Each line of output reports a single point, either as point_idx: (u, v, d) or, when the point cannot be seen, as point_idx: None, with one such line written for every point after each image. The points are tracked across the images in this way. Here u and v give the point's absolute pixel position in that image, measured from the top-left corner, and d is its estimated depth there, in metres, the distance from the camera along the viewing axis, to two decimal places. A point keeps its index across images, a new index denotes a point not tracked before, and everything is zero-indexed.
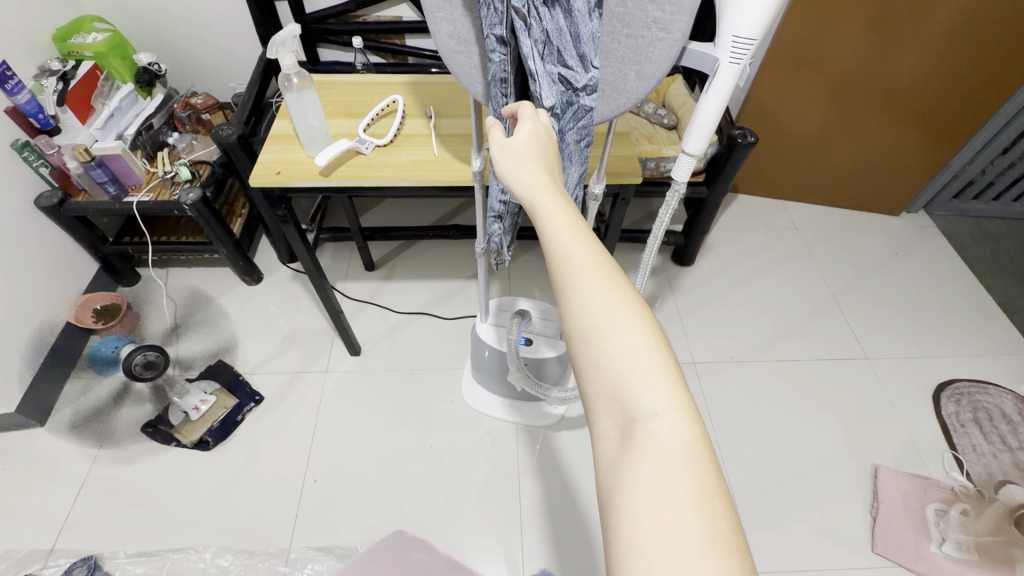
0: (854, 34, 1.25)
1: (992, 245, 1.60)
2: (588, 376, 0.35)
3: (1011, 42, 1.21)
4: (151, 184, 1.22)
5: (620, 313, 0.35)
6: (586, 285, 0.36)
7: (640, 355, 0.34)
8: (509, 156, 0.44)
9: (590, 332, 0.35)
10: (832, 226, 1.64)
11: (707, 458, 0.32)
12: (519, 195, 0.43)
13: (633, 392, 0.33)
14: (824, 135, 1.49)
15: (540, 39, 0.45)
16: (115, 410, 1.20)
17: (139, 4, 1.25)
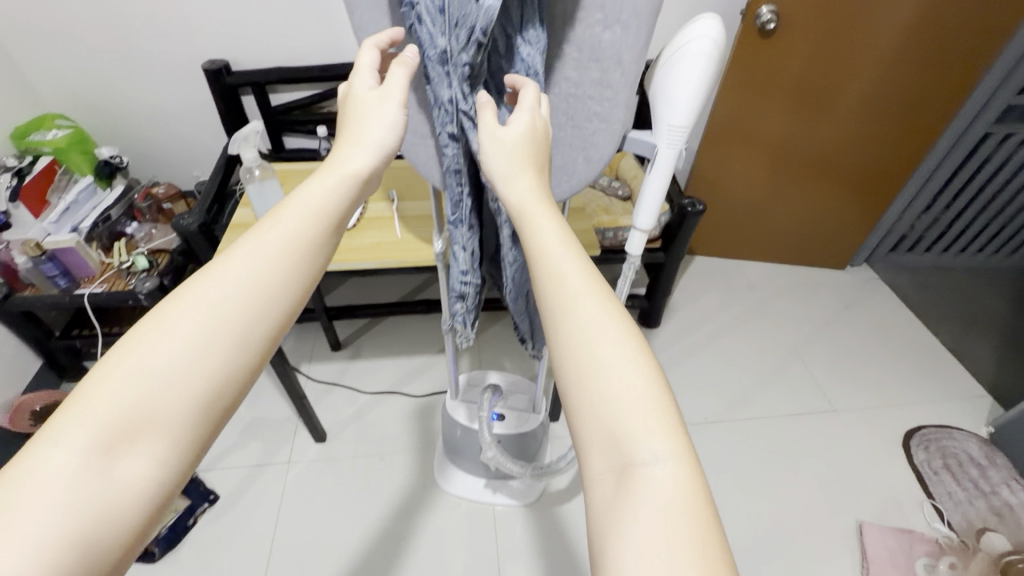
0: (779, 112, 1.38)
1: (931, 295, 1.71)
2: (577, 403, 0.34)
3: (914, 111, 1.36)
4: (105, 276, 1.17)
5: (613, 334, 0.35)
6: (581, 311, 0.36)
7: (625, 384, 0.33)
8: (499, 152, 0.43)
9: (579, 365, 0.34)
10: (785, 283, 1.72)
11: (708, 513, 0.30)
12: (507, 200, 0.42)
13: (620, 424, 0.32)
14: (765, 199, 1.60)
15: (490, 135, 0.48)
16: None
17: (103, 102, 1.28)
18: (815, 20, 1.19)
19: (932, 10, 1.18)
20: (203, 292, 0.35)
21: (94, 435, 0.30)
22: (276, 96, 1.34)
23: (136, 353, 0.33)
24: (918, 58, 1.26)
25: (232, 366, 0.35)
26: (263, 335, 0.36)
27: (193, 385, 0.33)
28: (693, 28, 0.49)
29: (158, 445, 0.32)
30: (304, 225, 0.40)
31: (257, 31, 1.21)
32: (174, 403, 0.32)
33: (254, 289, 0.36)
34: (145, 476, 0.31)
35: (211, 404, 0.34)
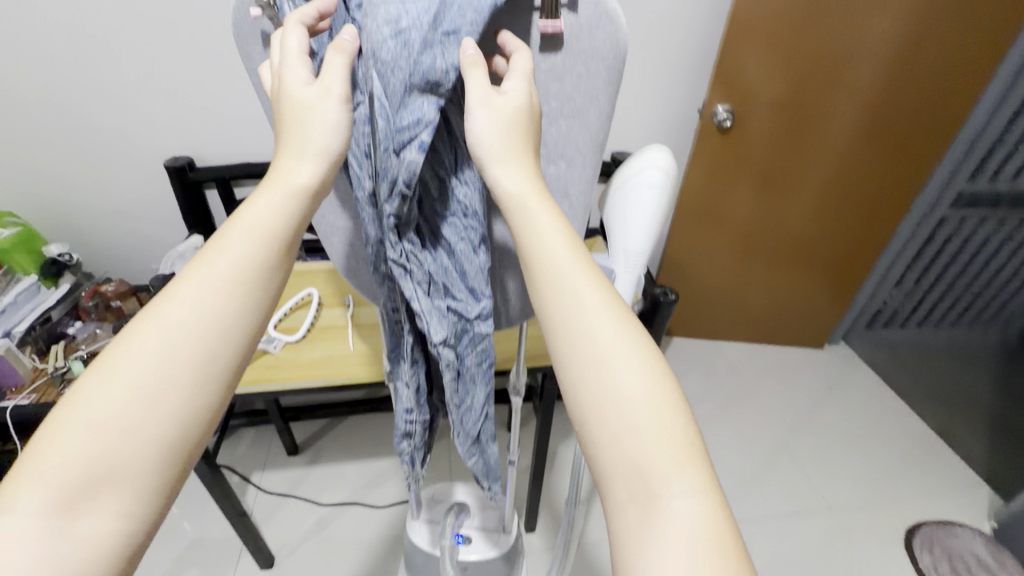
0: (746, 195, 1.39)
1: (913, 373, 1.69)
2: (593, 422, 0.33)
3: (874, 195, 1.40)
4: (35, 383, 1.07)
5: (628, 351, 0.34)
6: (597, 329, 0.34)
7: (651, 403, 0.32)
8: (490, 135, 0.37)
9: (600, 387, 0.33)
10: (766, 365, 1.69)
11: (735, 547, 0.30)
12: (502, 193, 0.38)
13: (642, 450, 0.31)
14: (739, 280, 1.59)
15: (424, 281, 0.42)
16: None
17: (59, 199, 1.25)
18: (772, 111, 1.23)
19: (879, 105, 1.24)
20: (152, 328, 0.32)
21: (51, 494, 0.28)
22: (242, 191, 1.32)
23: (84, 403, 0.29)
24: (872, 146, 1.31)
25: (193, 403, 0.31)
26: (226, 364, 0.33)
27: (151, 429, 0.30)
28: (642, 158, 0.47)
29: (123, 495, 0.29)
30: (259, 238, 0.35)
31: (225, 131, 1.22)
32: (131, 452, 0.29)
33: (212, 320, 0.33)
34: (112, 532, 0.29)
35: (173, 447, 0.31)
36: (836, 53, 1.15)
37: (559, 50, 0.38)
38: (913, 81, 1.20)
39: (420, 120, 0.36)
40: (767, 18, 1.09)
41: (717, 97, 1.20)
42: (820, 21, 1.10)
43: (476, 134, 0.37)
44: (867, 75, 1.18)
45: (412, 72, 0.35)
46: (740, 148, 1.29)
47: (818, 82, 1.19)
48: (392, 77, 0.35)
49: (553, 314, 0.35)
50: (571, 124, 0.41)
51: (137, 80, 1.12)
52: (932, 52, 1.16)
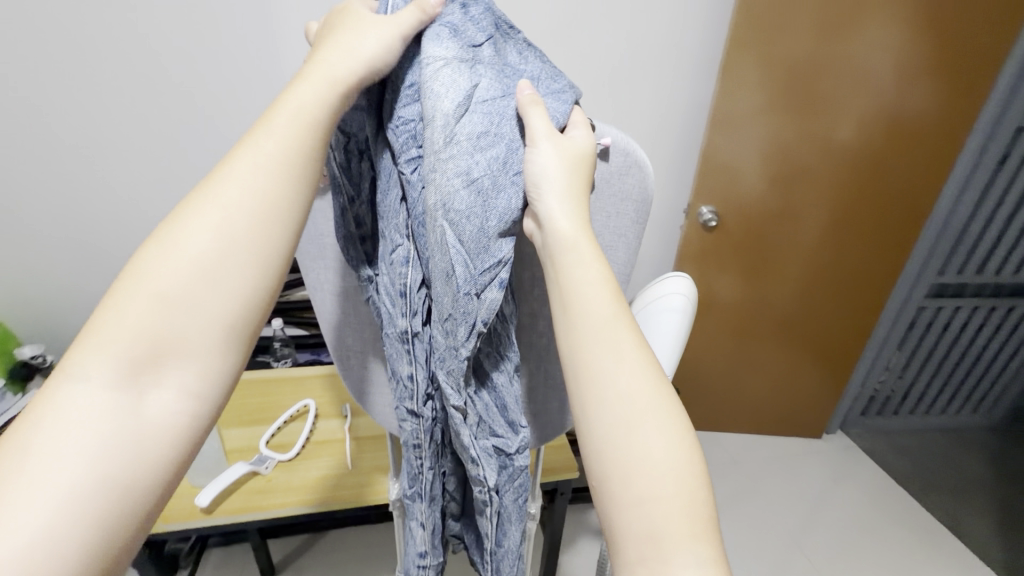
0: (734, 285, 1.43)
1: (914, 462, 1.67)
2: (609, 480, 0.35)
3: (856, 284, 1.45)
4: None
5: (654, 415, 0.36)
6: (620, 371, 0.37)
7: (670, 466, 0.34)
8: (555, 178, 0.38)
9: (621, 428, 0.35)
10: (768, 457, 1.65)
11: None
12: (553, 229, 0.38)
13: (659, 515, 0.33)
14: (733, 368, 1.59)
15: (475, 422, 0.45)
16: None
17: (39, 296, 1.21)
18: (751, 210, 1.31)
19: (850, 207, 1.32)
20: (204, 216, 0.34)
21: (119, 366, 0.32)
22: None
23: (144, 280, 0.33)
24: (847, 243, 1.38)
25: (242, 291, 0.35)
26: (272, 259, 0.36)
27: (210, 312, 0.34)
28: (664, 286, 0.50)
29: (182, 373, 0.33)
30: (293, 131, 0.37)
31: None
32: (191, 330, 0.33)
33: (258, 212, 0.35)
34: (174, 407, 0.33)
35: (227, 331, 0.35)
36: (805, 163, 1.24)
37: (591, 194, 0.41)
38: (877, 187, 1.30)
39: (500, 259, 0.39)
40: (742, 132, 1.19)
41: (700, 199, 1.28)
42: (789, 135, 1.20)
43: (542, 174, 0.38)
44: (835, 181, 1.28)
45: (486, 214, 0.37)
46: (725, 243, 1.35)
47: (790, 187, 1.28)
48: (461, 223, 0.37)
49: (591, 364, 0.37)
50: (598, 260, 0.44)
51: (137, 183, 1.12)
52: (893, 162, 1.26)
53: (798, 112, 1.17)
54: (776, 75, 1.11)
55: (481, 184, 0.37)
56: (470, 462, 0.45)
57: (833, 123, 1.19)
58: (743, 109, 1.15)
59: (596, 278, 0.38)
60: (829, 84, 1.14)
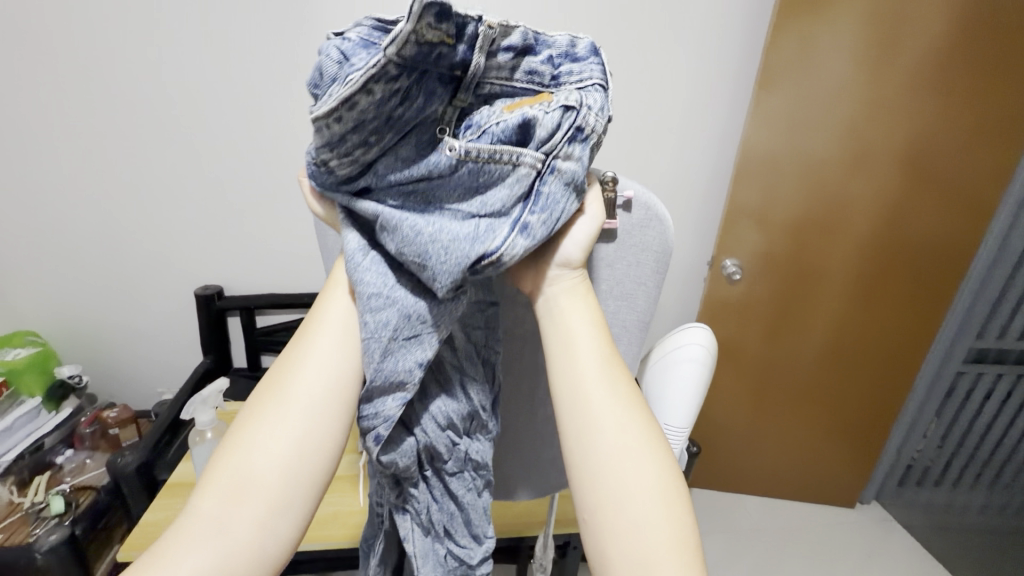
0: (756, 339, 1.40)
1: (959, 540, 1.55)
2: (603, 516, 0.40)
3: (893, 340, 1.40)
4: (6, 521, 0.99)
5: (639, 452, 0.41)
6: (614, 405, 0.42)
7: (656, 484, 0.40)
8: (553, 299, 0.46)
9: (615, 455, 0.41)
10: (796, 525, 1.56)
11: None
12: (547, 319, 0.46)
13: (647, 542, 0.39)
14: (756, 426, 1.53)
15: (426, 524, 0.53)
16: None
17: (83, 322, 1.28)
18: (772, 265, 1.30)
19: (876, 265, 1.30)
20: (290, 392, 0.47)
21: (221, 502, 0.43)
22: (263, 319, 1.34)
23: (250, 439, 0.45)
24: (870, 302, 1.35)
25: (315, 447, 0.46)
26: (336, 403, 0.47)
27: (283, 460, 0.45)
28: (684, 335, 0.51)
29: (258, 510, 0.43)
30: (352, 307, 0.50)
31: (257, 263, 1.27)
32: (273, 480, 0.44)
33: (332, 388, 0.47)
34: (252, 535, 0.43)
35: (301, 477, 0.45)
36: (826, 220, 1.24)
37: (614, 240, 0.47)
38: (906, 246, 1.28)
39: (381, 413, 0.45)
40: (767, 181, 1.20)
41: (723, 253, 1.29)
42: (811, 186, 1.21)
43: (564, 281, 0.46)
44: (861, 239, 1.27)
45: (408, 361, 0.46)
46: (749, 291, 1.34)
47: (813, 244, 1.27)
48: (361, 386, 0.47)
49: (590, 399, 0.42)
50: (617, 304, 0.48)
51: (184, 220, 1.20)
52: (920, 223, 1.25)
53: (822, 166, 1.18)
54: (800, 126, 1.14)
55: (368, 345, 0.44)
56: (414, 556, 0.53)
57: (856, 181, 1.20)
58: (768, 157, 1.17)
59: (590, 326, 0.45)
60: (855, 136, 1.15)
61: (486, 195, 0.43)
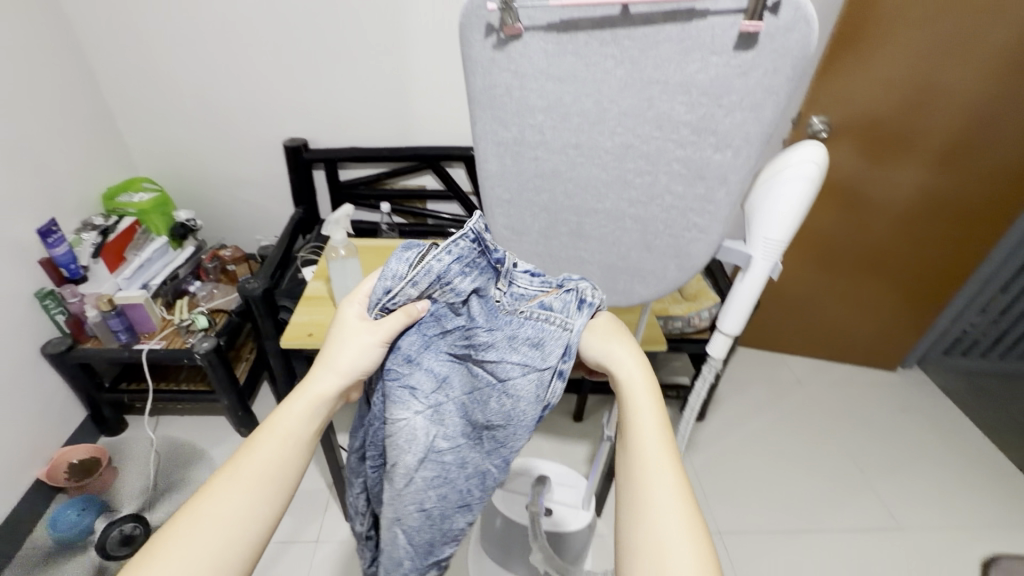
0: (824, 212, 1.40)
1: (993, 402, 1.62)
2: (626, 525, 0.41)
3: (983, 207, 1.33)
4: (164, 332, 1.21)
5: (661, 472, 0.42)
6: (637, 421, 0.45)
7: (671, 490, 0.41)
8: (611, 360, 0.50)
9: (638, 464, 0.43)
10: (834, 380, 1.67)
11: None
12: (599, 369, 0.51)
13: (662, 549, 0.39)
14: (809, 291, 1.57)
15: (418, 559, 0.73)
16: (54, 569, 1.04)
17: (188, 169, 1.39)
18: (858, 135, 1.25)
19: (974, 147, 1.22)
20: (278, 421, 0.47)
21: (194, 512, 0.42)
22: (345, 172, 1.42)
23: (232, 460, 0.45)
24: (961, 176, 1.28)
25: (284, 468, 0.46)
26: (237, 560, 0.41)
27: (260, 475, 0.44)
28: (799, 154, 0.53)
29: (231, 522, 0.42)
30: (278, 456, 0.46)
31: (338, 113, 1.31)
32: (244, 496, 0.43)
33: (303, 434, 0.48)
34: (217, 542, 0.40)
35: (273, 491, 0.44)
36: (925, 95, 1.17)
37: (752, 48, 0.43)
38: (1014, 130, 1.19)
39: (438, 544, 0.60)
40: (888, 15, 1.08)
41: (811, 108, 1.23)
42: (938, 30, 1.08)
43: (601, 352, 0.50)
44: (973, 110, 1.17)
45: (478, 488, 0.57)
46: (840, 148, 1.28)
47: (913, 112, 1.19)
48: (419, 527, 0.57)
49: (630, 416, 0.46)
50: (745, 116, 0.47)
51: (266, 69, 1.23)
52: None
53: (953, 18, 1.06)
54: None
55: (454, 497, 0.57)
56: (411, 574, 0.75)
57: (984, 40, 1.08)
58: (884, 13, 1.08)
59: (643, 386, 0.47)
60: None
61: (545, 348, 0.49)
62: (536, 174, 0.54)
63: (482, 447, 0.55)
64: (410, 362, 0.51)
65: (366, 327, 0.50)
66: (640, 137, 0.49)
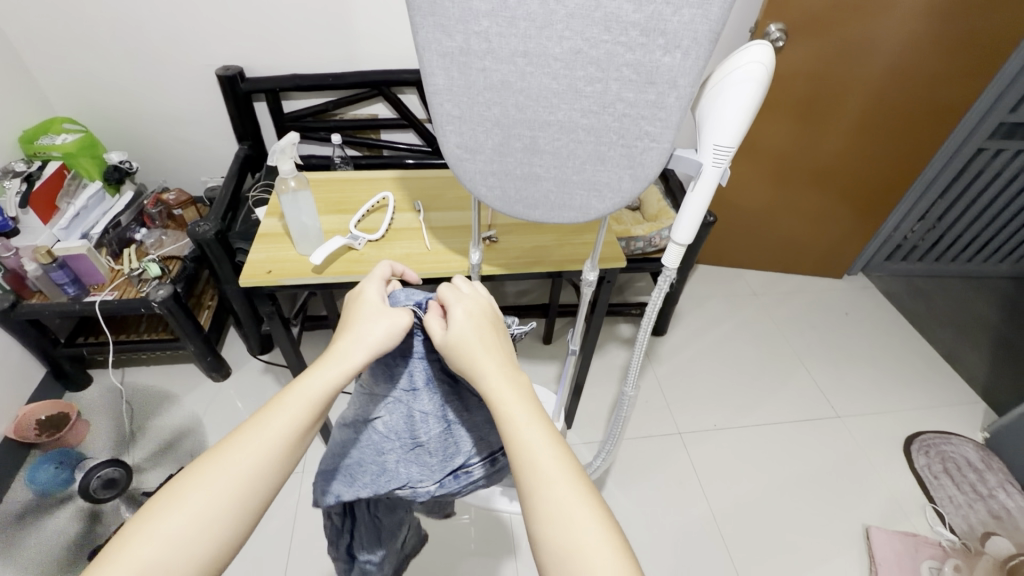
0: (780, 129, 1.42)
1: (927, 301, 1.75)
2: (528, 497, 0.43)
3: (929, 113, 1.37)
4: (115, 282, 1.17)
5: (532, 429, 0.46)
6: (502, 390, 0.48)
7: (546, 445, 0.45)
8: (456, 342, 0.51)
9: (510, 430, 0.46)
10: (786, 290, 1.76)
11: (612, 530, 0.41)
12: (445, 344, 0.52)
13: (556, 497, 0.42)
14: (764, 207, 1.62)
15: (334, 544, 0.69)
16: (43, 520, 1.05)
17: (112, 105, 1.27)
18: (818, 45, 1.25)
19: (927, 50, 1.24)
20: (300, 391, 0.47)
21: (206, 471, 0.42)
22: (289, 103, 1.33)
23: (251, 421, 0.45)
24: (908, 85, 1.31)
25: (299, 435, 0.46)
26: (248, 517, 0.42)
27: (274, 439, 0.44)
28: (747, 54, 0.52)
29: (241, 483, 0.42)
30: (304, 418, 0.46)
31: (273, 34, 1.20)
32: (257, 456, 0.43)
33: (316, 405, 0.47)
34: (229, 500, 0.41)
35: (286, 456, 0.45)
36: (880, 3, 1.17)
37: None
38: (960, 35, 1.22)
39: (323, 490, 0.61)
40: None
41: (770, 15, 1.21)
42: None
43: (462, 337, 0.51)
44: (923, 15, 1.18)
45: (373, 482, 0.58)
46: (796, 56, 1.28)
47: (869, 16, 1.19)
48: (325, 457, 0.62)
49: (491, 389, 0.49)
50: (693, 14, 0.45)
51: None
52: None
53: None
54: None
55: (352, 465, 0.59)
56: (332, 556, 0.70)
57: None
58: None
59: (497, 362, 0.50)
60: None
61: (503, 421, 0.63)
62: (486, 87, 0.52)
63: (405, 456, 0.59)
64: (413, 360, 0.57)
65: (388, 310, 0.53)
66: (588, 41, 0.48)
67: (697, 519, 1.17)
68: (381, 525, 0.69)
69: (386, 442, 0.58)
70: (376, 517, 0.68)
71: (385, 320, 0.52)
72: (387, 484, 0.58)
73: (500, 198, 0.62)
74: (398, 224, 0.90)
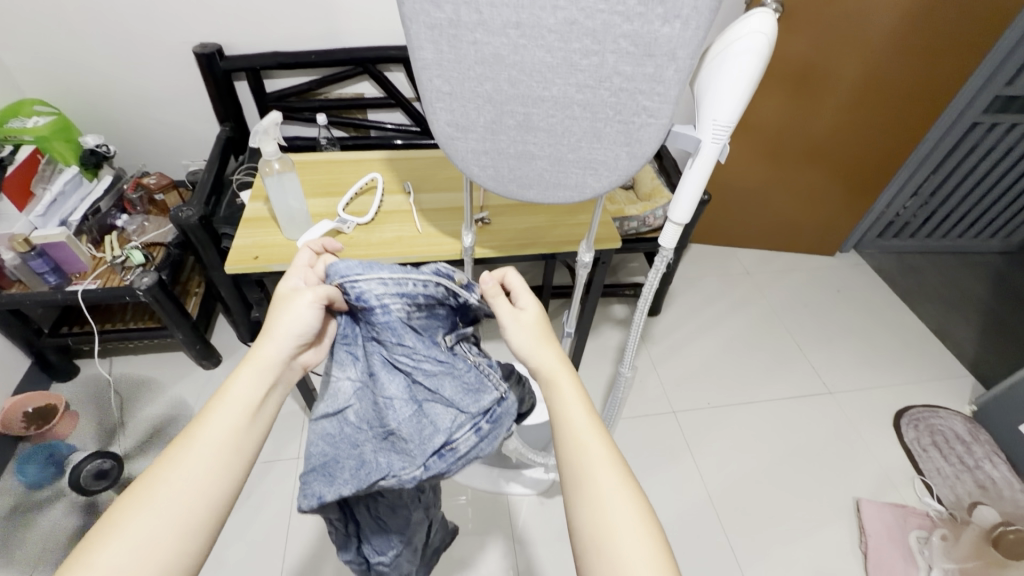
0: (775, 105, 1.40)
1: (917, 277, 1.77)
2: (574, 493, 0.46)
3: (926, 90, 1.36)
4: (98, 270, 1.13)
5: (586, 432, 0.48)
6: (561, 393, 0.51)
7: (598, 448, 0.47)
8: (519, 336, 0.55)
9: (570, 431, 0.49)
10: (779, 269, 1.76)
11: (657, 534, 0.44)
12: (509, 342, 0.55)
13: (603, 500, 0.44)
14: (758, 184, 1.61)
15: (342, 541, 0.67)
16: (37, 515, 1.04)
17: (85, 86, 1.22)
18: (815, 18, 1.22)
19: (925, 23, 1.22)
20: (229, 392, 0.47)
21: (151, 487, 0.42)
22: (271, 82, 1.28)
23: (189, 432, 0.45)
24: (904, 59, 1.29)
25: (243, 434, 0.46)
26: (206, 520, 0.42)
27: (216, 442, 0.45)
28: (747, 24, 0.50)
29: (191, 491, 0.42)
30: (243, 416, 0.47)
31: (252, 11, 1.15)
32: (200, 462, 0.43)
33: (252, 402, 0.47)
34: (180, 508, 0.41)
35: (234, 457, 0.45)
36: None
37: None
38: (959, 7, 1.19)
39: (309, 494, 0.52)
40: None
41: None
42: None
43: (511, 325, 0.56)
44: None
45: (354, 475, 0.52)
46: (792, 29, 1.25)
47: None
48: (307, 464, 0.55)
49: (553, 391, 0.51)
50: None
51: None
52: None
53: None
54: None
55: (327, 463, 0.53)
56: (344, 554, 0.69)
57: None
58: None
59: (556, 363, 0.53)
60: None
61: (481, 394, 0.57)
62: (477, 61, 0.50)
63: (381, 444, 0.54)
64: (380, 329, 0.52)
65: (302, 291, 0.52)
66: (584, 11, 0.45)
67: (691, 497, 1.18)
68: (386, 525, 0.67)
69: (364, 428, 0.54)
70: (379, 518, 0.65)
71: (300, 300, 0.51)
72: (368, 478, 0.52)
73: (493, 178, 0.60)
74: (387, 206, 0.87)
